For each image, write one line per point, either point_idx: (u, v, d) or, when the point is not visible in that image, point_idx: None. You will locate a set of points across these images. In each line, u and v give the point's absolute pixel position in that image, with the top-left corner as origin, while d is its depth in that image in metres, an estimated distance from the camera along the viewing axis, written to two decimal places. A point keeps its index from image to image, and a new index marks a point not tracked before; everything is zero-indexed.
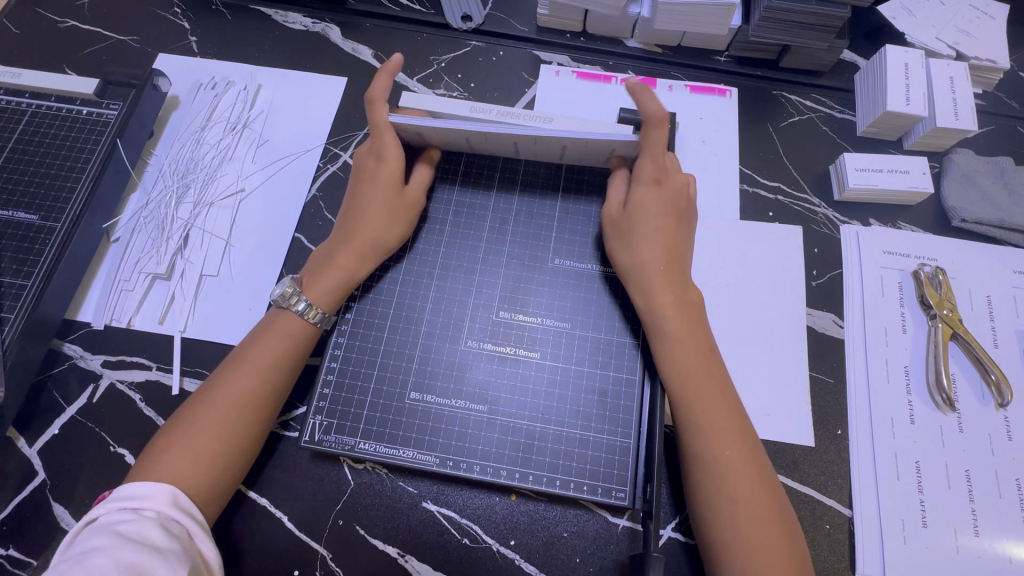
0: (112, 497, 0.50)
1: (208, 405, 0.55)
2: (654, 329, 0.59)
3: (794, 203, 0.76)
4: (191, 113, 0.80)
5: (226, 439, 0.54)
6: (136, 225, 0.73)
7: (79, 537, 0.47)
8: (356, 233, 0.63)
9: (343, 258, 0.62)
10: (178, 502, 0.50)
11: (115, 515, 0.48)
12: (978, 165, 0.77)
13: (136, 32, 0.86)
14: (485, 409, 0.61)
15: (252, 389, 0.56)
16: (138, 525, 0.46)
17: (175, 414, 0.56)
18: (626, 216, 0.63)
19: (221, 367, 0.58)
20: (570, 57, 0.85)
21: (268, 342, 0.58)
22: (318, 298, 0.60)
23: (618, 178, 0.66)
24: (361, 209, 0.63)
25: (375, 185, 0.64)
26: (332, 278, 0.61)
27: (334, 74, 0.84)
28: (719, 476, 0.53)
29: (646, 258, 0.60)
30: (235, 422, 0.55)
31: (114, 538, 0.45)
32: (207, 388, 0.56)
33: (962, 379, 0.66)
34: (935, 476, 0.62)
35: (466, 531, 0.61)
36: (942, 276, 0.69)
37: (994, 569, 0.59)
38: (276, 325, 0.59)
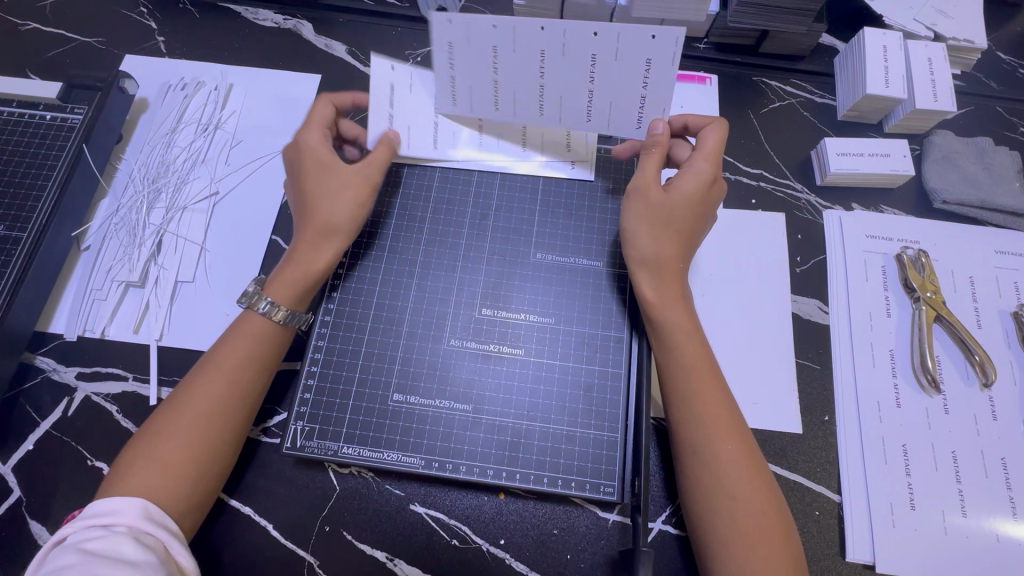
0: (83, 515, 0.48)
1: (179, 413, 0.53)
2: (658, 323, 0.58)
3: (775, 188, 0.76)
4: (160, 115, 0.78)
5: (199, 446, 0.53)
6: (107, 232, 0.71)
7: (49, 557, 0.45)
8: (305, 234, 0.61)
9: (294, 258, 0.60)
10: (152, 514, 0.48)
11: (86, 532, 0.46)
12: (958, 146, 0.77)
13: (101, 34, 0.84)
14: (470, 409, 0.60)
15: (221, 394, 0.54)
16: (110, 540, 0.45)
17: (143, 425, 0.55)
18: (667, 200, 0.60)
19: (189, 374, 0.57)
20: None
21: (235, 345, 0.57)
22: (279, 296, 0.59)
23: (659, 148, 0.60)
24: (306, 206, 0.61)
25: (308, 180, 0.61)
26: (290, 277, 0.59)
27: (307, 71, 0.82)
28: (714, 475, 0.53)
29: (665, 249, 0.59)
30: (207, 428, 0.53)
31: (86, 555, 0.44)
32: (176, 396, 0.55)
33: (947, 361, 0.66)
34: (923, 458, 0.62)
35: (455, 532, 0.60)
36: (925, 259, 0.69)
37: (983, 549, 0.59)
38: (243, 327, 0.58)
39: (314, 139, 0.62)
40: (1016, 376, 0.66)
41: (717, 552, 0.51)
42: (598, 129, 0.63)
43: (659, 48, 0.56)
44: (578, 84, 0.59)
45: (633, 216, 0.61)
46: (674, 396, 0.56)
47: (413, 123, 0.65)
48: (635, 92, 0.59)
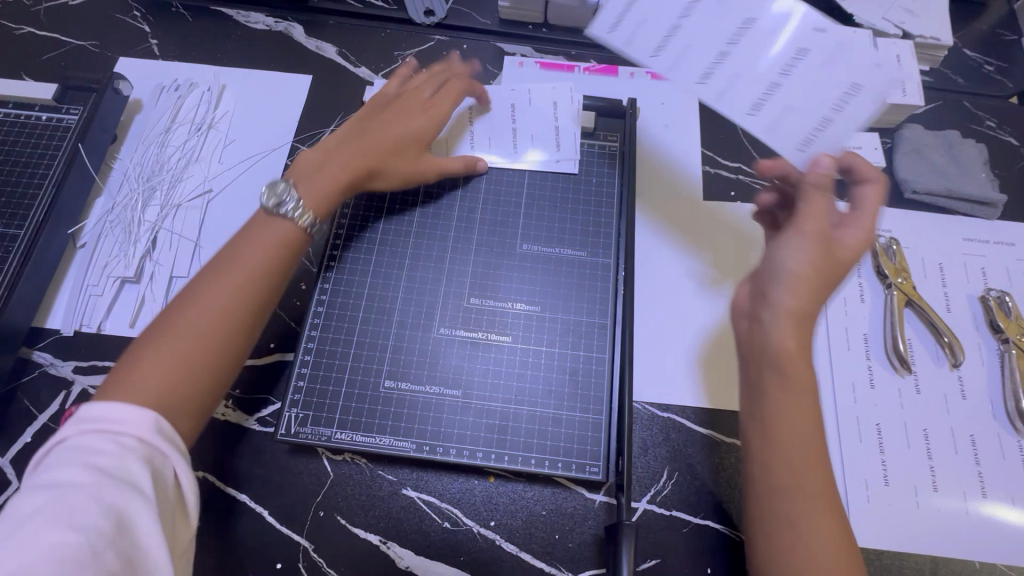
0: (76, 417, 0.44)
1: (194, 326, 0.49)
2: (771, 363, 0.50)
3: (754, 181, 0.79)
4: (155, 115, 0.80)
5: (192, 367, 0.48)
6: (102, 230, 0.73)
7: (48, 459, 0.42)
8: (346, 160, 0.62)
9: (330, 165, 0.61)
10: (161, 428, 0.44)
11: (85, 436, 0.43)
12: (927, 139, 0.80)
13: (95, 37, 0.85)
14: (460, 394, 0.62)
15: (242, 295, 0.51)
16: (115, 459, 0.41)
17: (155, 317, 0.50)
18: (821, 246, 0.52)
19: (204, 272, 0.52)
20: (533, 49, 0.87)
21: (257, 252, 0.53)
22: (309, 200, 0.58)
23: (822, 189, 0.52)
24: (353, 145, 0.63)
25: (365, 133, 0.65)
26: (322, 181, 0.59)
27: (299, 72, 0.84)
28: (794, 488, 0.47)
29: (797, 294, 0.51)
30: (227, 317, 0.50)
31: (93, 475, 0.40)
32: (192, 295, 0.50)
33: (918, 343, 0.69)
34: (896, 436, 0.65)
35: (446, 514, 0.62)
36: (895, 246, 0.73)
37: (954, 522, 0.62)
38: (268, 229, 0.55)
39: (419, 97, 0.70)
40: (984, 357, 0.68)
41: (768, 571, 0.47)
42: (655, 67, 0.58)
43: (765, 21, 0.56)
44: (665, 20, 0.58)
45: (783, 261, 0.53)
46: (767, 413, 0.50)
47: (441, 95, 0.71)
48: (717, 46, 0.57)
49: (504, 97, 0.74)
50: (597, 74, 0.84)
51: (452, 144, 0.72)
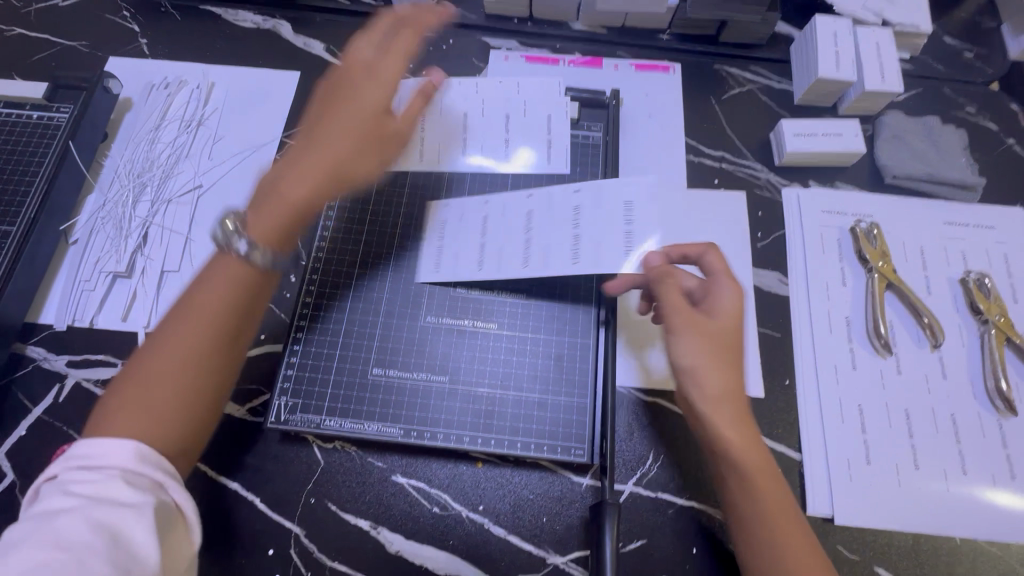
0: (66, 454, 0.45)
1: (159, 377, 0.48)
2: (724, 452, 0.54)
3: (736, 169, 0.80)
4: (144, 113, 0.81)
5: (192, 384, 0.49)
6: (94, 226, 0.74)
7: (42, 491, 0.43)
8: (312, 174, 0.57)
9: (281, 210, 0.55)
10: (146, 454, 0.44)
11: (75, 467, 0.43)
12: (907, 125, 0.81)
13: (85, 37, 0.86)
14: (447, 379, 0.63)
15: (211, 352, 0.50)
16: (101, 481, 0.42)
17: (119, 373, 0.49)
18: (708, 327, 0.56)
19: (165, 319, 0.51)
20: (518, 42, 0.88)
21: (214, 288, 0.51)
22: (266, 240, 0.53)
23: (671, 276, 0.59)
24: (317, 162, 0.58)
25: (343, 137, 0.60)
26: (276, 219, 0.55)
27: (287, 69, 0.85)
28: None
29: (707, 375, 0.55)
30: (198, 378, 0.49)
31: (82, 498, 0.41)
32: (158, 347, 0.49)
33: (900, 325, 0.70)
34: (878, 417, 0.66)
35: (435, 500, 0.63)
36: (877, 231, 0.73)
37: (935, 499, 0.63)
38: (223, 266, 0.52)
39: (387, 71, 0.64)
40: (964, 338, 0.69)
41: None
42: None
43: None
44: None
45: (687, 355, 0.56)
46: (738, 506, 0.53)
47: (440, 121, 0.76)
48: None
49: (492, 99, 0.78)
50: (582, 66, 0.85)
51: (444, 149, 0.75)
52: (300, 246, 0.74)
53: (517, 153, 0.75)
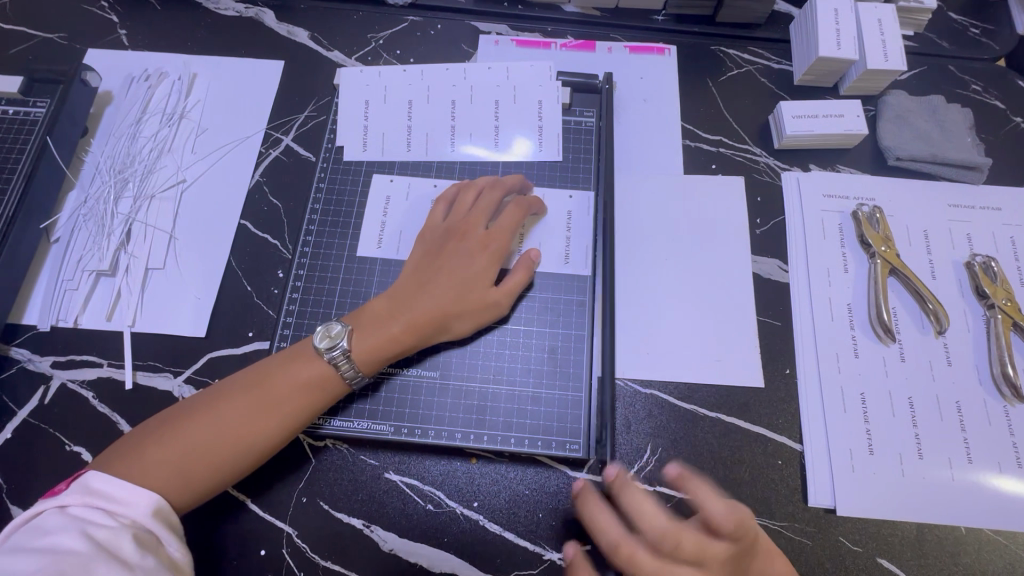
0: (86, 485, 0.49)
1: (220, 417, 0.54)
2: None
3: (734, 153, 0.77)
4: (125, 107, 0.79)
5: (222, 431, 0.54)
6: (76, 223, 0.72)
7: (45, 523, 0.45)
8: (428, 291, 0.61)
9: (404, 327, 0.60)
10: (158, 513, 0.50)
11: (89, 511, 0.47)
12: (911, 105, 0.79)
13: (62, 29, 0.84)
14: (438, 375, 0.64)
15: (270, 413, 0.55)
16: (114, 534, 0.45)
17: (194, 401, 0.56)
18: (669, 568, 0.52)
19: (242, 377, 0.58)
20: (508, 26, 0.85)
21: (284, 385, 0.57)
22: (357, 354, 0.59)
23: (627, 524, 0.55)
24: (432, 274, 0.63)
25: (451, 240, 0.64)
26: (378, 339, 0.59)
27: (271, 58, 0.83)
28: None
29: None
30: (254, 426, 0.55)
31: (90, 543, 0.44)
32: (229, 391, 0.56)
33: (902, 311, 0.68)
34: (880, 406, 0.64)
35: (428, 497, 0.61)
36: (879, 215, 0.71)
37: (940, 488, 0.61)
38: (292, 374, 0.57)
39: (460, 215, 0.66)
40: (969, 323, 0.68)
41: None
42: None
43: None
44: None
45: None
46: None
47: (429, 117, 0.75)
48: None
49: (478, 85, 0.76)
50: (574, 50, 0.83)
51: (430, 140, 0.74)
52: (286, 240, 0.72)
53: (503, 141, 0.74)
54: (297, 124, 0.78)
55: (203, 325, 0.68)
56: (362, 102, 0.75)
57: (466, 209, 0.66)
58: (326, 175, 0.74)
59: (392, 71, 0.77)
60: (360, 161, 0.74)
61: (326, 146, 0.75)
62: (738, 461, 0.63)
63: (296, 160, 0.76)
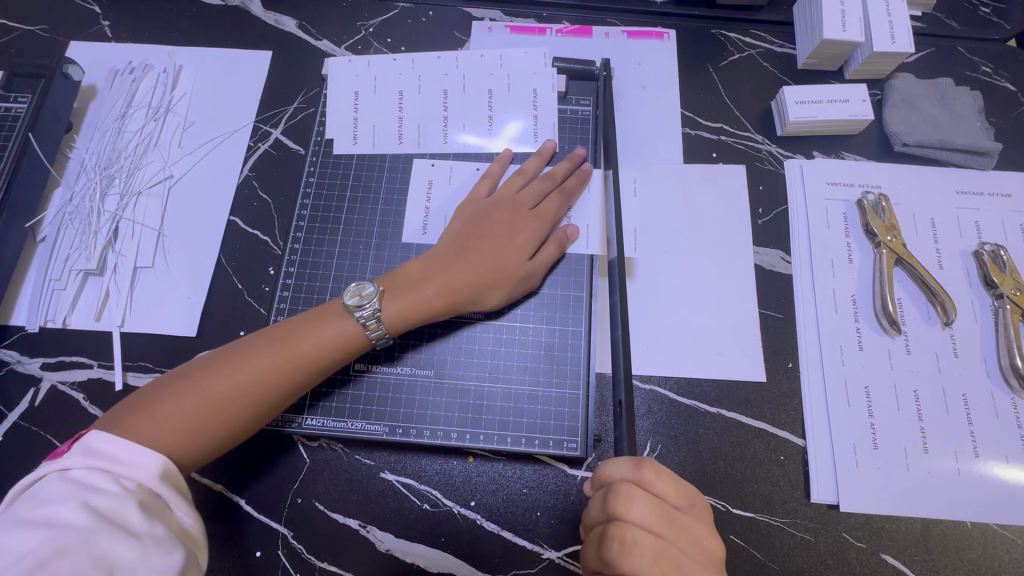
0: (87, 446, 0.47)
1: (234, 377, 0.53)
2: None
3: (736, 141, 0.75)
4: (109, 101, 0.77)
5: (237, 387, 0.52)
6: (62, 222, 0.71)
7: (45, 491, 0.43)
8: (464, 259, 0.61)
9: (438, 291, 0.59)
10: (165, 475, 0.47)
11: (91, 476, 0.45)
12: (918, 89, 0.77)
13: (43, 21, 0.81)
14: (432, 374, 0.63)
15: (285, 374, 0.54)
16: (117, 503, 0.43)
17: (206, 359, 0.54)
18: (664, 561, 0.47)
19: (257, 337, 0.56)
20: (502, 12, 0.82)
21: (299, 346, 0.55)
22: (389, 316, 0.58)
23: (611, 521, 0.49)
24: (471, 243, 0.63)
25: (498, 212, 0.65)
26: (411, 302, 0.59)
27: (259, 48, 0.80)
28: None
29: None
30: (268, 386, 0.53)
31: (92, 517, 0.42)
32: (243, 350, 0.54)
33: (908, 301, 0.67)
34: (885, 399, 0.63)
35: (425, 496, 0.60)
36: (885, 203, 0.69)
37: (946, 483, 0.60)
38: (308, 336, 0.56)
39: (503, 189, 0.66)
40: (976, 313, 0.66)
41: None
42: None
43: None
44: None
45: None
46: None
47: (421, 108, 0.73)
48: None
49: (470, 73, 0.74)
50: (570, 36, 0.80)
51: (422, 131, 0.72)
52: (276, 236, 0.71)
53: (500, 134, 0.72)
54: (286, 116, 0.76)
55: (193, 325, 0.67)
56: (352, 93, 0.73)
57: (515, 186, 0.67)
58: (315, 169, 0.72)
59: (382, 60, 0.74)
60: (350, 155, 0.72)
61: (315, 139, 0.73)
62: (740, 457, 0.62)
63: (286, 153, 0.74)
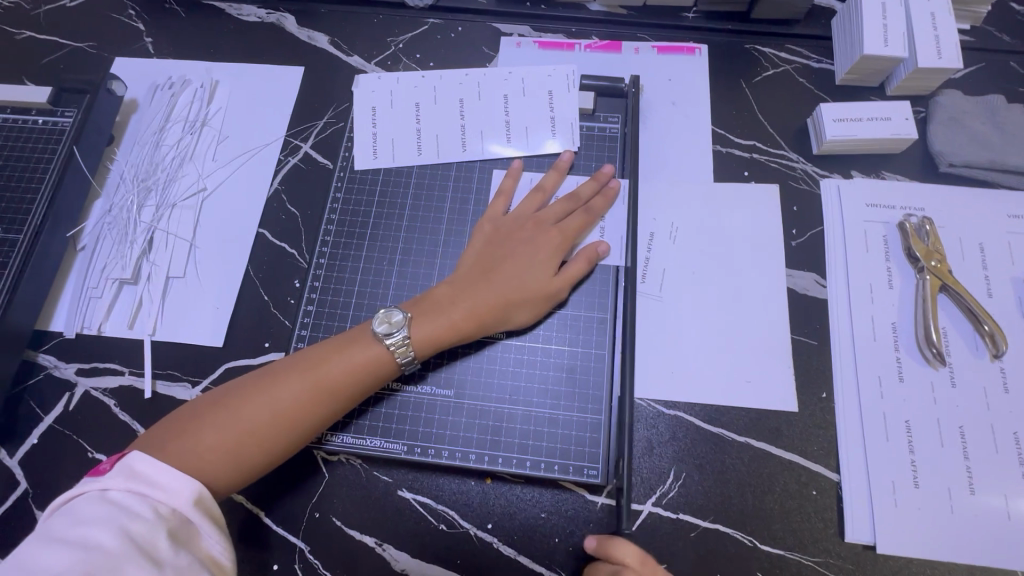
0: (129, 468, 0.48)
1: (269, 402, 0.53)
2: None
3: (769, 159, 0.73)
4: (149, 115, 0.79)
5: (273, 413, 0.53)
6: (101, 231, 0.73)
7: (83, 509, 0.44)
8: (488, 280, 0.61)
9: (462, 315, 0.59)
10: (199, 502, 0.48)
11: (128, 499, 0.46)
12: (966, 106, 0.73)
13: (92, 38, 0.85)
14: (452, 393, 0.62)
15: (322, 399, 0.54)
16: (148, 529, 0.44)
17: (244, 381, 0.55)
18: None
19: (293, 358, 0.56)
20: (531, 27, 0.82)
21: (333, 371, 0.55)
22: (416, 339, 0.58)
23: None
24: (493, 264, 0.62)
25: (518, 230, 0.64)
26: (438, 324, 0.58)
27: (292, 64, 0.82)
28: None
29: None
30: (305, 412, 0.54)
31: (125, 542, 0.42)
32: (279, 373, 0.55)
33: (954, 331, 0.63)
34: (926, 435, 0.60)
35: (441, 516, 0.60)
36: (929, 226, 0.66)
37: (993, 527, 0.56)
38: (343, 360, 0.56)
39: (522, 206, 0.66)
40: None
41: None
42: None
43: None
44: None
45: None
46: None
47: (447, 124, 0.73)
48: None
49: (496, 89, 0.73)
50: (599, 51, 0.80)
51: (446, 145, 0.72)
52: (303, 250, 0.72)
53: (516, 146, 0.71)
54: (316, 131, 0.77)
55: (220, 336, 0.68)
56: (370, 109, 0.74)
57: (534, 205, 0.66)
58: (343, 185, 0.72)
59: (410, 76, 0.75)
60: (375, 170, 0.73)
61: (343, 155, 0.74)
62: (768, 491, 0.59)
63: (315, 168, 0.76)
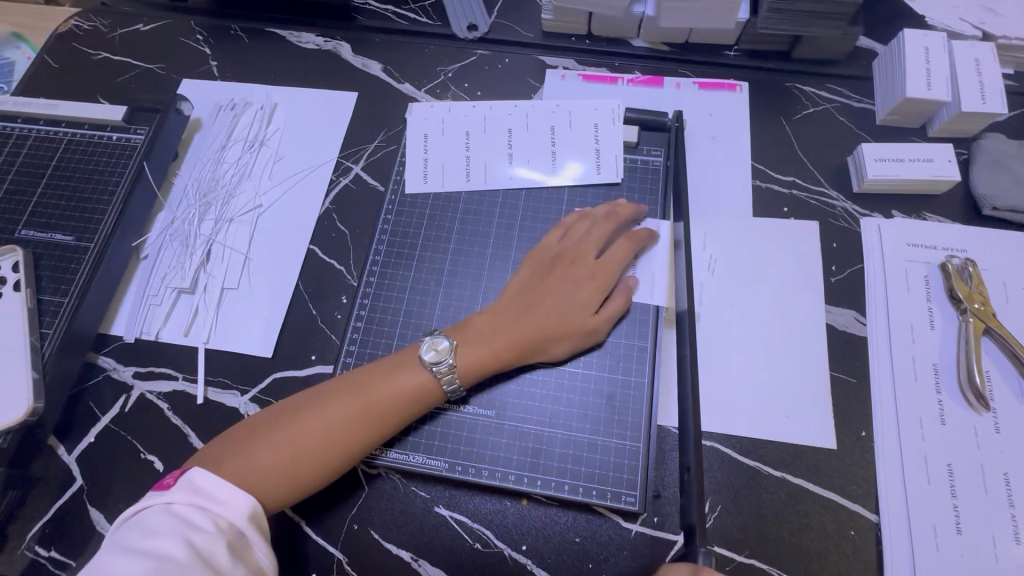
0: (190, 483, 0.50)
1: (320, 423, 0.55)
2: None
3: (808, 196, 0.74)
4: (212, 134, 0.84)
5: (324, 434, 0.55)
6: (163, 242, 0.77)
7: (150, 521, 0.47)
8: (531, 309, 0.63)
9: (506, 344, 0.61)
10: (253, 517, 0.51)
11: (190, 512, 0.48)
12: (1010, 149, 0.73)
13: (162, 60, 0.91)
14: (492, 414, 0.64)
15: (370, 421, 0.56)
16: (209, 540, 0.46)
17: (297, 401, 0.57)
18: None
19: (343, 380, 0.59)
20: (576, 60, 0.86)
21: (381, 394, 0.57)
22: (461, 366, 0.60)
23: None
24: (536, 296, 0.64)
25: (560, 263, 0.66)
26: (483, 351, 0.60)
27: (347, 89, 0.86)
28: None
29: None
30: (353, 434, 0.56)
31: (190, 551, 0.44)
32: (330, 394, 0.57)
33: (998, 375, 0.63)
34: (969, 479, 0.59)
35: (477, 535, 0.61)
36: (972, 268, 0.66)
37: None
38: (391, 385, 0.58)
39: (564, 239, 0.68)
40: None
41: None
42: None
43: None
44: None
45: None
46: None
47: (494, 152, 0.76)
48: None
49: (543, 121, 0.76)
50: (642, 86, 0.82)
51: (492, 172, 0.75)
52: (351, 267, 0.75)
53: (560, 176, 0.74)
54: (368, 153, 0.81)
55: (269, 346, 0.71)
56: (421, 135, 0.78)
57: (576, 237, 0.68)
58: (393, 207, 0.76)
59: (461, 106, 0.79)
60: (423, 194, 0.76)
61: (394, 178, 0.77)
62: (805, 527, 0.59)
63: (365, 189, 0.79)
